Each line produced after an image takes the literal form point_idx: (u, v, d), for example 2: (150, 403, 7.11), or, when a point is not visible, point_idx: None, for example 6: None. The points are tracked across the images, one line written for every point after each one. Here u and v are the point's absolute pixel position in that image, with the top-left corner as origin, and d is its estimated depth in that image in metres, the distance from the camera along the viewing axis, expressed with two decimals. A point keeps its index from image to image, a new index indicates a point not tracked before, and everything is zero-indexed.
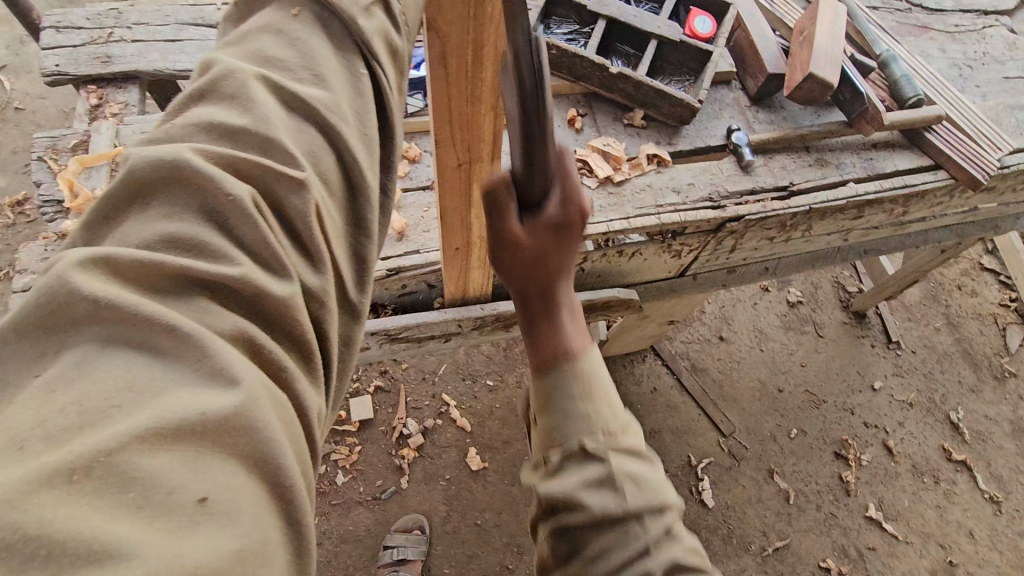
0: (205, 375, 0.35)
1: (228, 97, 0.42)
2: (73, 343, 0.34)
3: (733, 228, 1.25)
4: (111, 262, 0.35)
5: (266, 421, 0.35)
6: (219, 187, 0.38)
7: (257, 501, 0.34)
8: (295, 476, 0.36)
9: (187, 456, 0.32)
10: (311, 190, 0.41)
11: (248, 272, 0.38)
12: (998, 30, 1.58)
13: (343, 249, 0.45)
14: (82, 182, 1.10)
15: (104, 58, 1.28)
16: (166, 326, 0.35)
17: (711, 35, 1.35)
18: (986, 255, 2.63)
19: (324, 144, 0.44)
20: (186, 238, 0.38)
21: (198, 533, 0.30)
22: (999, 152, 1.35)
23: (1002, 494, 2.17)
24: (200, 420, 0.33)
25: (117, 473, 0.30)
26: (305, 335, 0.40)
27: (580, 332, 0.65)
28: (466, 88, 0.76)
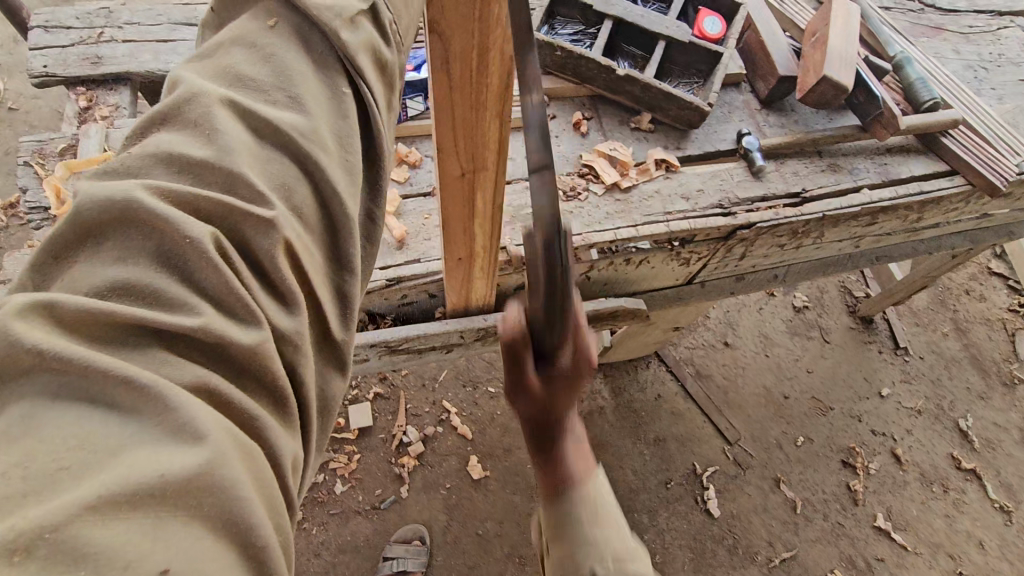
0: (167, 430, 0.31)
1: (191, 125, 0.38)
2: (20, 395, 0.31)
3: (744, 236, 1.20)
4: (57, 311, 0.32)
5: (235, 479, 0.31)
6: (177, 230, 0.34)
7: (227, 569, 0.29)
8: (270, 535, 0.32)
9: (147, 523, 0.28)
10: (282, 228, 0.37)
11: (209, 321, 0.34)
12: (1012, 31, 1.54)
13: (323, 283, 0.41)
14: (69, 189, 1.05)
15: (93, 59, 1.24)
16: (123, 377, 0.31)
17: (721, 36, 1.32)
18: (995, 259, 2.59)
19: (299, 175, 0.40)
20: (140, 285, 0.34)
21: None
22: (1017, 157, 1.30)
23: (1013, 503, 2.13)
24: (160, 482, 0.29)
25: (66, 549, 0.26)
26: (278, 380, 0.36)
27: (583, 460, 0.70)
28: (470, 95, 0.72)
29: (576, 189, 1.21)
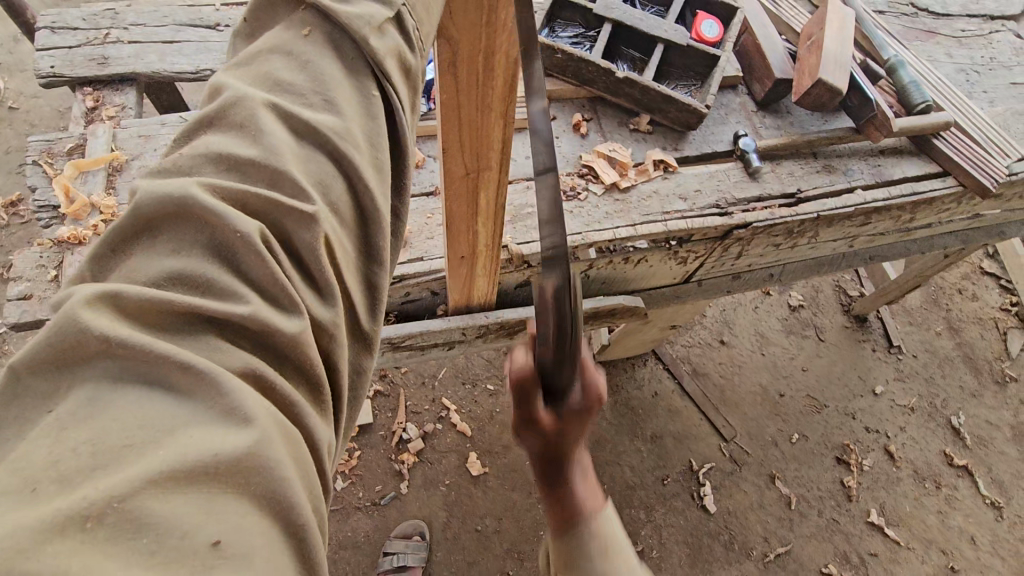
0: (219, 413, 0.33)
1: (236, 126, 0.41)
2: (83, 380, 0.33)
3: (740, 236, 1.23)
4: (119, 299, 0.34)
5: (278, 461, 0.33)
6: (227, 223, 0.36)
7: (271, 542, 0.32)
8: (308, 515, 0.34)
9: (202, 498, 0.30)
10: (322, 223, 0.39)
11: (257, 309, 0.36)
12: (1003, 35, 1.58)
13: (354, 274, 0.43)
14: (78, 187, 1.07)
15: (100, 59, 1.25)
16: (179, 362, 0.33)
17: (718, 40, 1.34)
18: (987, 259, 2.63)
19: (336, 171, 0.42)
20: (195, 275, 0.36)
21: None
22: (1008, 159, 1.33)
23: (1004, 500, 2.16)
24: (213, 461, 0.31)
25: (129, 520, 0.28)
26: (315, 368, 0.38)
27: (592, 495, 0.70)
28: (477, 96, 0.74)
29: (576, 189, 1.23)
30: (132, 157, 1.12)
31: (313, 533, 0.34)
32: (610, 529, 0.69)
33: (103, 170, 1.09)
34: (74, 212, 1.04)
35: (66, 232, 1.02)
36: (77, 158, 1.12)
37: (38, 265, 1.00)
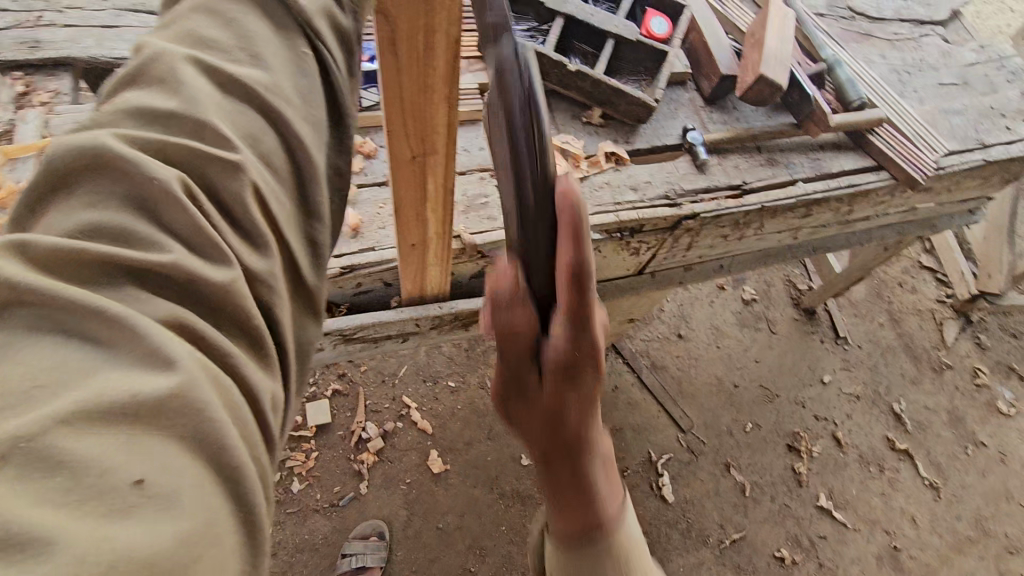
0: (140, 359, 0.33)
1: (156, 81, 0.41)
2: None
3: (689, 226, 1.27)
4: (29, 249, 0.34)
5: (204, 402, 0.33)
6: (146, 171, 0.37)
7: (202, 484, 0.32)
8: (242, 457, 0.35)
9: (122, 437, 0.30)
10: (249, 171, 0.40)
11: (180, 258, 0.36)
12: (932, 39, 1.67)
13: (293, 230, 0.44)
14: (5, 175, 1.02)
15: (31, 43, 1.20)
16: (99, 310, 0.33)
17: (667, 36, 1.38)
18: (925, 254, 2.77)
19: (266, 125, 0.43)
20: (114, 225, 0.36)
21: (134, 515, 0.29)
22: (936, 154, 1.40)
23: (941, 480, 2.28)
24: (135, 402, 0.31)
25: (43, 457, 0.28)
26: (252, 321, 0.39)
27: (614, 493, 0.57)
28: (417, 77, 0.73)
29: None
30: None
31: (246, 473, 0.35)
32: (633, 539, 0.57)
33: (34, 157, 1.05)
34: (0, 200, 0.99)
35: None
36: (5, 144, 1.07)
37: None
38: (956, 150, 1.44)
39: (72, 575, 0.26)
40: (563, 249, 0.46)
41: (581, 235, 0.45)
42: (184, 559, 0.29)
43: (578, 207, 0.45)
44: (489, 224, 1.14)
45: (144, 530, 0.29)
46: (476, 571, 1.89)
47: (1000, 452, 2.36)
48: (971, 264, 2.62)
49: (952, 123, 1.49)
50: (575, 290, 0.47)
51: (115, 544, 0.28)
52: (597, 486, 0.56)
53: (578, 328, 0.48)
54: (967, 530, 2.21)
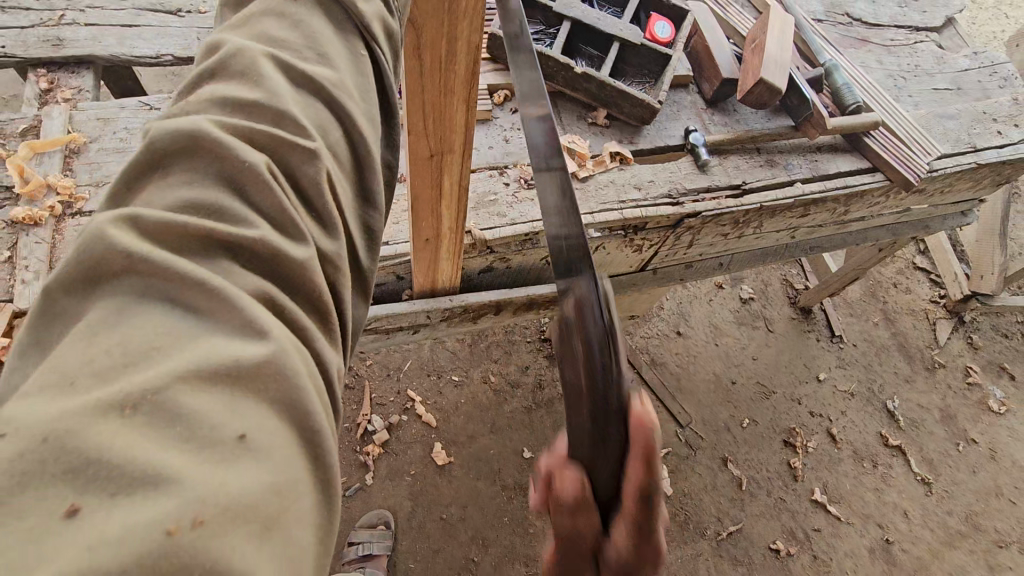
0: (237, 327, 0.33)
1: (238, 75, 0.41)
2: (108, 293, 0.33)
3: (690, 224, 1.31)
4: (139, 222, 0.34)
5: (295, 369, 0.33)
6: (234, 155, 0.37)
7: (293, 450, 0.32)
8: (324, 430, 0.34)
9: (226, 397, 0.30)
10: (323, 158, 0.40)
11: (266, 234, 0.36)
12: (927, 45, 1.72)
13: (354, 217, 0.44)
14: (33, 169, 1.06)
15: (55, 41, 1.23)
16: (197, 281, 0.33)
17: (670, 40, 1.42)
18: (919, 255, 2.82)
19: (332, 117, 0.43)
20: (206, 203, 0.36)
21: (242, 465, 0.29)
22: (929, 156, 1.45)
23: (933, 476, 2.33)
24: (236, 362, 0.31)
25: (162, 411, 0.29)
26: (322, 294, 0.38)
27: None
28: (440, 79, 0.78)
29: None
30: (91, 140, 1.11)
31: (328, 447, 0.34)
32: None
33: (60, 151, 1.08)
34: (29, 192, 1.03)
35: (20, 212, 1.00)
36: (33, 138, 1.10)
37: None
38: (949, 153, 1.48)
39: (191, 516, 0.26)
40: (634, 475, 0.51)
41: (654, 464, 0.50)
42: (280, 510, 0.30)
43: (653, 441, 0.50)
44: (499, 220, 1.18)
45: (250, 479, 0.29)
46: (478, 561, 1.93)
47: (990, 449, 2.42)
48: (963, 266, 2.68)
49: (944, 127, 1.54)
50: (644, 505, 0.51)
51: (227, 490, 0.28)
52: None
53: (642, 531, 0.52)
54: (957, 525, 2.26)
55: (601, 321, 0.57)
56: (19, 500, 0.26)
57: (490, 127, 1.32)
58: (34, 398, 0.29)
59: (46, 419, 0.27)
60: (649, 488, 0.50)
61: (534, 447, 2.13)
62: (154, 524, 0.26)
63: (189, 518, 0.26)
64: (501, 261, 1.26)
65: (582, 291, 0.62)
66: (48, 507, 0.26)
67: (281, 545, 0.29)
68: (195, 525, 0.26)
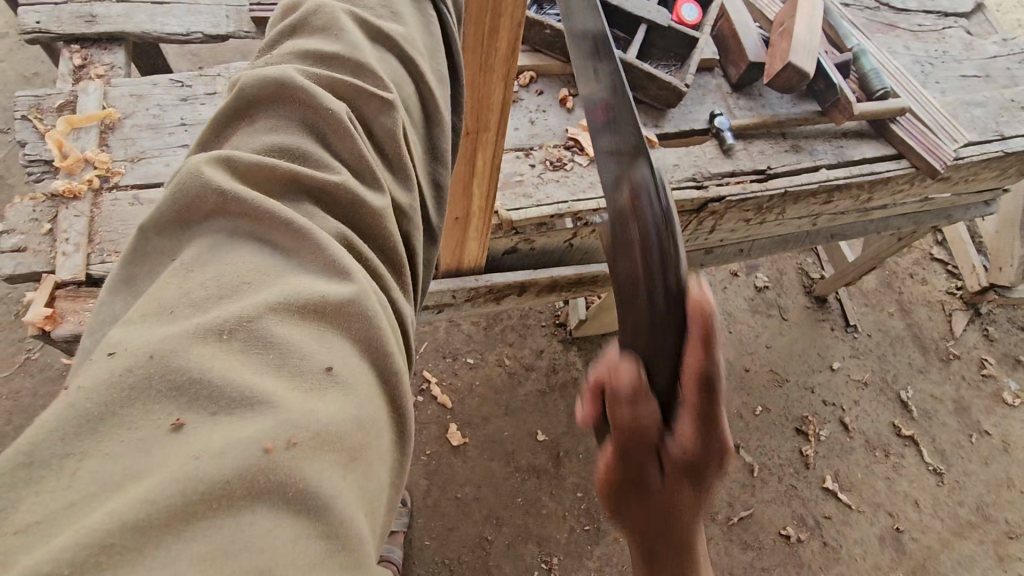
0: (322, 266, 0.37)
1: (318, 30, 0.49)
2: (203, 234, 0.38)
3: (715, 208, 1.31)
4: (231, 163, 0.39)
5: (376, 313, 0.38)
6: (321, 104, 0.43)
7: (374, 384, 0.36)
8: (403, 373, 0.38)
9: (313, 331, 0.35)
10: (398, 111, 0.47)
11: (346, 179, 0.41)
12: (956, 31, 1.69)
13: (424, 171, 0.50)
14: (71, 143, 1.08)
15: (88, 17, 1.24)
16: (285, 219, 0.38)
17: (697, 22, 1.42)
18: (937, 246, 2.80)
19: (405, 76, 0.51)
20: (292, 148, 0.41)
21: (329, 394, 0.33)
22: (956, 144, 1.44)
23: (945, 466, 2.33)
24: (323, 300, 0.36)
25: (256, 337, 0.33)
26: (397, 249, 0.43)
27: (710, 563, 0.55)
28: (479, 56, 0.79)
29: (563, 160, 1.25)
30: (125, 116, 1.13)
31: (405, 383, 0.38)
32: None
33: (96, 127, 1.10)
34: (69, 166, 1.05)
35: (59, 186, 1.03)
36: (69, 114, 1.12)
37: (32, 219, 1.02)
38: (976, 141, 1.47)
39: (288, 436, 0.30)
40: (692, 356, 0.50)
41: (713, 343, 0.49)
42: (363, 443, 0.33)
43: (712, 321, 0.50)
44: (525, 201, 1.19)
45: (335, 408, 0.32)
46: (492, 539, 1.97)
47: (1003, 442, 2.41)
48: (982, 257, 2.65)
49: (972, 114, 1.52)
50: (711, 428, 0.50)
51: (315, 418, 0.31)
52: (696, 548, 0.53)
53: (708, 425, 0.49)
54: (968, 515, 2.27)
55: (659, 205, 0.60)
56: (128, 412, 0.29)
57: (517, 109, 1.32)
58: (141, 325, 0.33)
59: (152, 340, 0.31)
60: (709, 371, 0.49)
61: (548, 430, 2.15)
62: (253, 442, 0.29)
63: (285, 439, 0.29)
64: (525, 242, 1.27)
65: (637, 178, 0.64)
66: (155, 420, 0.29)
67: (365, 474, 0.33)
68: (289, 445, 0.29)
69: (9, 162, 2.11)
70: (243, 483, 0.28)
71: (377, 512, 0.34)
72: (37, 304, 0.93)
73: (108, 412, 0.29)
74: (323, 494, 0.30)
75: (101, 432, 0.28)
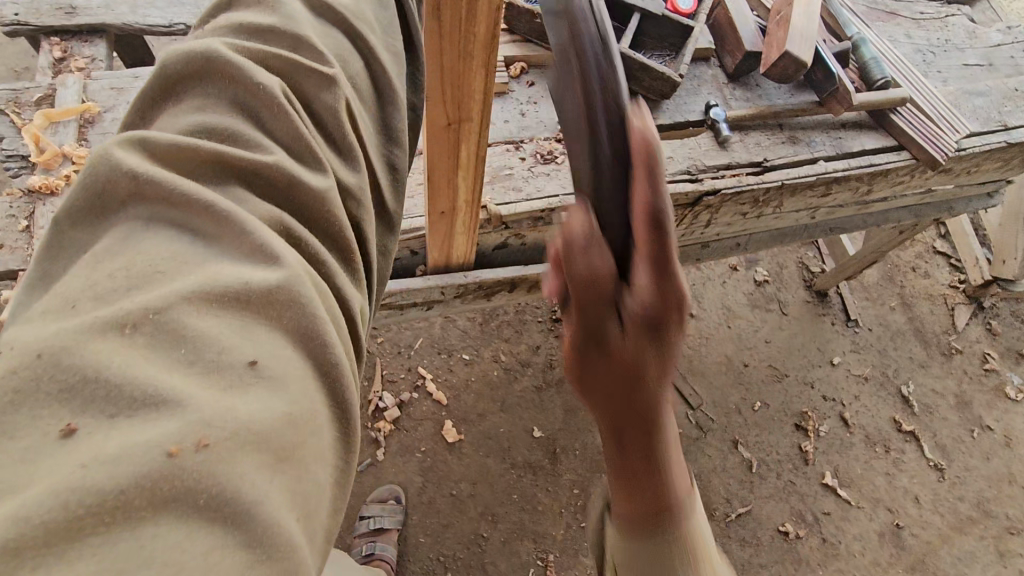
0: (247, 252, 0.35)
1: (255, 3, 0.47)
2: (118, 221, 0.36)
3: (710, 202, 1.28)
4: (147, 143, 0.37)
5: (309, 299, 0.36)
6: (252, 78, 0.41)
7: (306, 375, 0.34)
8: (344, 363, 0.36)
9: (234, 322, 0.33)
10: (342, 86, 0.45)
11: (279, 159, 0.39)
12: (958, 19, 1.65)
13: (377, 153, 0.48)
14: (48, 137, 1.05)
15: (67, 9, 1.21)
16: (207, 204, 0.36)
17: (692, 11, 1.39)
18: (940, 239, 2.76)
19: (354, 52, 0.49)
20: (219, 128, 0.40)
21: (250, 390, 0.31)
22: (958, 135, 1.40)
23: (946, 462, 2.31)
24: (244, 288, 0.34)
25: (167, 330, 0.31)
26: (344, 234, 0.41)
27: (683, 474, 0.55)
28: (457, 43, 0.76)
29: (554, 152, 1.22)
30: (105, 109, 1.11)
31: (346, 375, 0.36)
32: (699, 522, 0.55)
33: (75, 121, 1.07)
34: (46, 161, 1.02)
35: (37, 182, 1.00)
36: (48, 108, 1.09)
37: (8, 215, 0.99)
38: (978, 132, 1.44)
39: (197, 437, 0.28)
40: (641, 191, 0.46)
41: (659, 176, 0.46)
42: (292, 442, 0.31)
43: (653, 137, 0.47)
44: (514, 195, 1.17)
45: (257, 405, 0.31)
46: (488, 536, 1.96)
47: (1005, 437, 2.39)
48: (985, 250, 2.62)
49: (973, 104, 1.49)
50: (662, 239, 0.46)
51: (231, 417, 0.29)
52: (667, 454, 0.54)
53: (662, 269, 0.47)
54: (969, 510, 2.25)
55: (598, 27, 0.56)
56: (15, 418, 0.28)
57: (506, 100, 1.29)
58: (39, 323, 0.31)
59: (43, 339, 0.30)
60: (658, 211, 0.46)
61: (544, 426, 2.13)
62: (154, 448, 0.27)
63: (193, 441, 0.28)
64: (515, 237, 1.24)
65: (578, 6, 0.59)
66: (44, 426, 0.28)
67: (294, 476, 0.31)
68: (199, 447, 0.28)
69: None
70: (141, 492, 0.26)
71: (314, 519, 0.32)
72: None
73: None
74: (239, 501, 0.28)
75: None
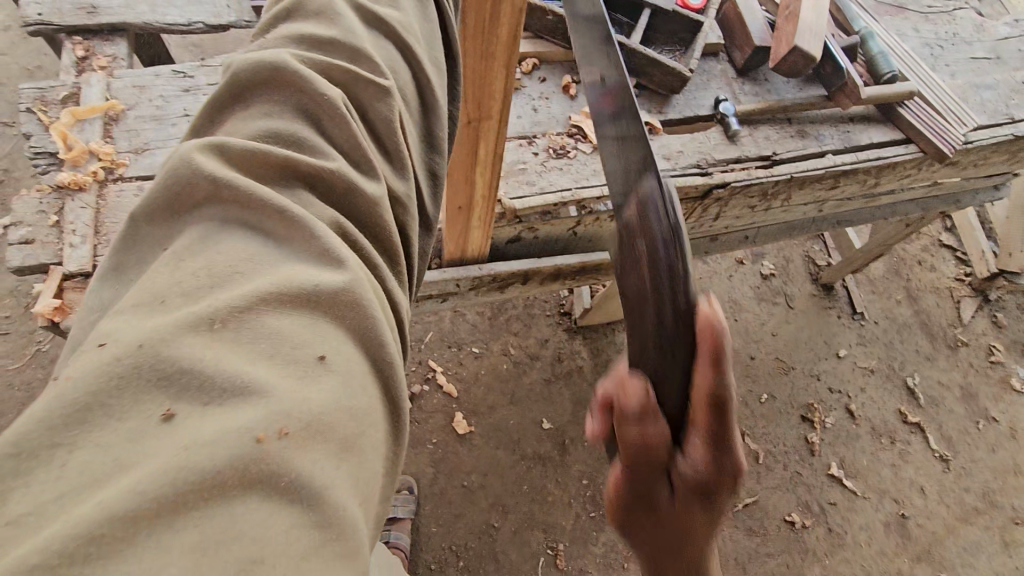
0: (316, 254, 0.38)
1: (312, 15, 0.49)
2: (196, 220, 0.38)
3: (719, 195, 1.30)
4: (225, 149, 0.39)
5: (369, 301, 0.38)
6: (316, 87, 0.43)
7: (366, 370, 0.37)
8: (396, 360, 0.39)
9: (307, 319, 0.36)
10: (394, 98, 0.48)
11: (341, 166, 0.42)
12: (966, 13, 1.66)
13: (421, 159, 0.51)
14: (76, 135, 1.09)
15: (89, 8, 1.24)
16: (278, 208, 0.38)
17: (702, 7, 1.41)
18: (945, 232, 2.77)
19: (402, 60, 0.52)
20: (288, 134, 0.42)
21: (322, 382, 0.34)
22: (965, 127, 1.42)
23: (951, 453, 2.33)
24: (314, 289, 0.36)
25: (248, 328, 0.34)
26: (392, 239, 0.44)
27: None
28: (479, 44, 0.79)
29: (566, 148, 1.24)
30: (128, 107, 1.13)
31: (397, 371, 0.39)
32: None
33: (100, 118, 1.11)
34: (74, 158, 1.05)
35: (64, 177, 1.04)
36: (73, 106, 1.12)
37: (39, 211, 1.02)
38: (985, 125, 1.45)
39: (278, 427, 0.30)
40: (705, 377, 0.46)
41: (724, 363, 0.46)
42: (355, 432, 0.34)
43: (723, 337, 0.46)
44: (527, 189, 1.19)
45: (330, 397, 0.33)
46: (499, 526, 1.99)
47: (1011, 428, 2.40)
48: (991, 243, 2.63)
49: (981, 97, 1.50)
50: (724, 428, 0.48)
51: (305, 408, 0.32)
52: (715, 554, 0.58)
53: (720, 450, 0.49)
54: (974, 501, 2.27)
55: (669, 219, 0.57)
56: (119, 402, 0.30)
57: (520, 96, 1.31)
58: (134, 316, 0.33)
59: (142, 331, 0.32)
60: (721, 394, 0.46)
61: (553, 418, 2.16)
62: (245, 434, 0.30)
63: (276, 430, 0.30)
64: (528, 230, 1.26)
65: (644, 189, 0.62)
66: (145, 412, 0.30)
67: (358, 465, 0.33)
68: (280, 435, 0.30)
69: (15, 156, 2.12)
70: (233, 475, 0.28)
71: (371, 504, 0.34)
72: (45, 295, 0.94)
73: (96, 404, 0.29)
74: (313, 486, 0.31)
75: (92, 421, 0.29)
